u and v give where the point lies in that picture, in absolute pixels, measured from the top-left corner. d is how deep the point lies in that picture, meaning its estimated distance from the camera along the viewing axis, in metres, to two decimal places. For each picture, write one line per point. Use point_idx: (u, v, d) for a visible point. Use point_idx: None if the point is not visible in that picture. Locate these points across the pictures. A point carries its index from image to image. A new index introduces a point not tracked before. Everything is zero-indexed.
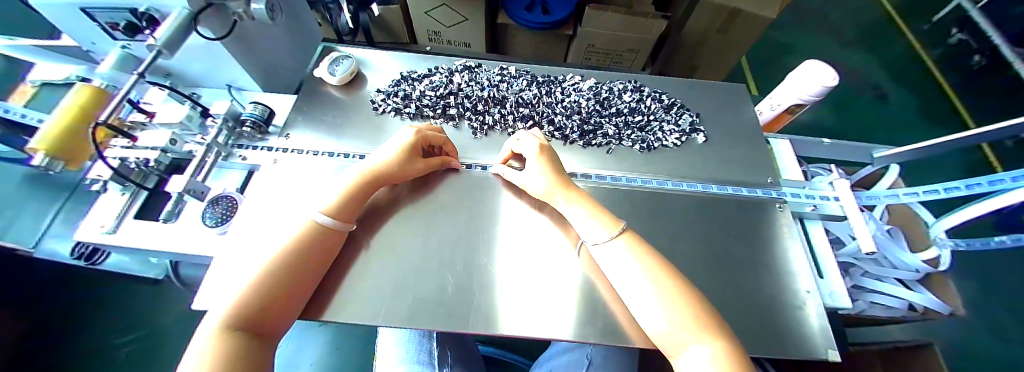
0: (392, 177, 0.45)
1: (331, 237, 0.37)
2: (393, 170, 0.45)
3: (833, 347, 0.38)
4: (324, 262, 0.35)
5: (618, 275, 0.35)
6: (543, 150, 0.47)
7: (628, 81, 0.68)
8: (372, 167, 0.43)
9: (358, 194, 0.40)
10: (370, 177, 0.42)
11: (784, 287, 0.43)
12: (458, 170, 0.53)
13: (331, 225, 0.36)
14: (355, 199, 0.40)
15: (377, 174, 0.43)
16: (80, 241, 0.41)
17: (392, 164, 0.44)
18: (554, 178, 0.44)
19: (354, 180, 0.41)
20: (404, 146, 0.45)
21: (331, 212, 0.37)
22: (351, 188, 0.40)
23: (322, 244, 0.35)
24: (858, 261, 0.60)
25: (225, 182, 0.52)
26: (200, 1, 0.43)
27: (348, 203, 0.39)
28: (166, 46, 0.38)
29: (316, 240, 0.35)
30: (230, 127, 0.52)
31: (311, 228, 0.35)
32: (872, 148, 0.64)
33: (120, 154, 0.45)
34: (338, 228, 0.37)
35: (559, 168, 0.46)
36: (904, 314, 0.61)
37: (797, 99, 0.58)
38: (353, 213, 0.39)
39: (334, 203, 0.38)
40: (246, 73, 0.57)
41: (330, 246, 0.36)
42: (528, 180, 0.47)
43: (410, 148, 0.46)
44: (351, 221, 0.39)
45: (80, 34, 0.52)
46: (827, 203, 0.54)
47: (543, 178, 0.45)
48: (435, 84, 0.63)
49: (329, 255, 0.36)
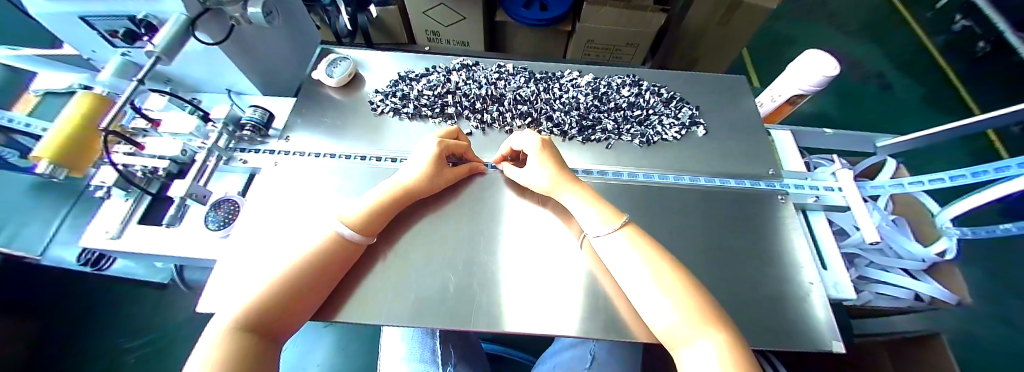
0: (420, 194, 0.45)
1: (350, 248, 0.37)
2: (418, 188, 0.44)
3: (837, 338, 0.38)
4: (340, 270, 0.36)
5: (620, 270, 0.35)
6: (545, 145, 0.47)
7: (627, 76, 0.67)
8: (405, 182, 0.44)
9: (384, 208, 0.40)
10: (401, 191, 0.43)
11: (789, 279, 0.43)
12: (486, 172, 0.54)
13: (352, 237, 0.36)
14: (381, 213, 0.40)
15: (408, 189, 0.44)
16: (85, 247, 0.42)
17: (415, 183, 0.44)
18: (557, 171, 0.45)
19: (383, 195, 0.41)
20: (431, 155, 0.46)
21: (356, 225, 0.37)
22: (377, 204, 0.40)
23: (338, 254, 0.35)
24: (863, 252, 0.60)
25: (225, 184, 0.52)
26: (198, 6, 0.43)
27: (374, 217, 0.39)
28: (165, 52, 0.39)
29: (334, 248, 0.35)
30: (230, 131, 0.52)
31: (333, 239, 0.35)
32: (875, 138, 0.63)
33: (125, 160, 0.46)
34: (357, 241, 0.37)
35: (562, 163, 0.46)
36: (910, 304, 0.60)
37: (798, 89, 0.57)
38: (376, 224, 0.39)
39: (360, 215, 0.38)
40: (245, 77, 0.57)
41: (347, 255, 0.36)
42: (527, 175, 0.47)
43: (439, 155, 0.46)
44: (372, 235, 0.39)
45: (80, 42, 0.52)
46: (829, 194, 0.53)
47: (544, 171, 0.45)
48: (433, 83, 0.62)
49: (345, 262, 0.36)
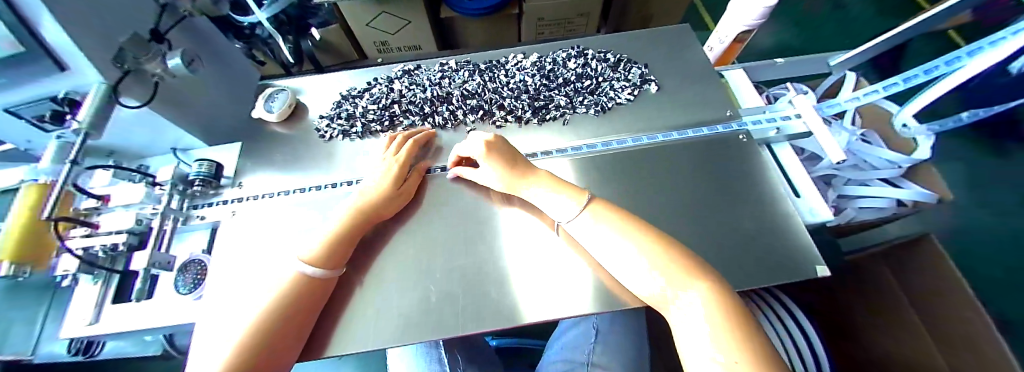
0: (389, 209, 0.45)
1: (316, 287, 0.36)
2: (377, 205, 0.43)
3: (820, 262, 0.39)
4: (314, 310, 0.35)
5: (599, 248, 0.34)
6: (491, 148, 0.45)
7: (572, 47, 0.66)
8: (365, 199, 0.43)
9: (345, 235, 0.39)
10: (364, 208, 0.42)
11: (762, 215, 0.44)
12: (433, 175, 0.52)
13: (314, 274, 0.35)
14: (342, 240, 0.39)
15: (371, 206, 0.43)
16: (67, 339, 0.41)
17: (377, 197, 0.43)
18: (507, 173, 0.44)
19: (345, 216, 0.40)
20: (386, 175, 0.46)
21: (315, 260, 0.36)
22: (338, 231, 0.39)
23: (305, 297, 0.34)
24: (837, 170, 0.60)
25: (189, 243, 0.51)
26: (115, 70, 0.41)
27: (334, 246, 0.38)
28: (91, 127, 0.37)
29: (301, 289, 0.34)
30: (180, 191, 0.50)
31: (297, 280, 0.34)
32: (827, 58, 0.63)
33: (81, 244, 0.44)
34: (323, 276, 0.36)
35: (511, 161, 0.44)
36: (895, 211, 0.61)
37: (742, 26, 0.57)
38: (340, 254, 0.38)
39: (318, 250, 0.37)
40: (180, 129, 0.55)
41: (316, 295, 0.35)
42: (484, 178, 0.47)
43: (399, 174, 0.46)
44: (338, 266, 0.38)
45: (10, 135, 0.49)
46: (790, 123, 0.53)
47: (496, 175, 0.45)
48: (377, 96, 0.60)
49: (317, 299, 0.36)
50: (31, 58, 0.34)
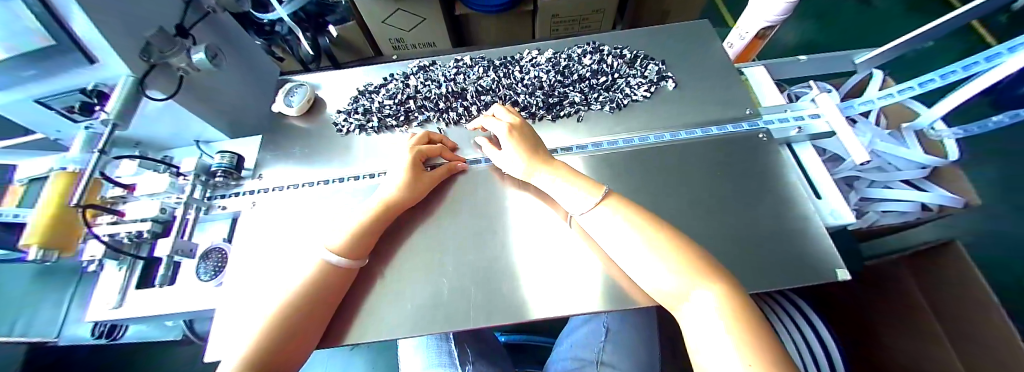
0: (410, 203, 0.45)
1: (338, 276, 0.36)
2: (400, 200, 0.44)
3: (842, 266, 0.38)
4: (334, 299, 0.36)
5: (614, 244, 0.34)
6: (514, 130, 0.47)
7: (587, 44, 0.65)
8: (387, 196, 0.43)
9: (369, 227, 0.39)
10: (385, 206, 0.42)
11: (783, 217, 0.43)
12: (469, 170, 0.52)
13: (339, 263, 0.36)
14: (367, 232, 0.39)
15: (391, 203, 0.43)
16: (92, 321, 0.43)
17: (397, 197, 0.43)
18: (529, 157, 0.44)
19: (368, 212, 0.41)
20: (407, 164, 0.46)
21: (341, 251, 0.37)
22: (361, 224, 0.39)
23: (326, 285, 0.35)
24: (860, 172, 0.59)
25: (211, 233, 0.52)
26: (142, 64, 0.42)
27: (359, 237, 0.38)
28: (119, 118, 0.39)
29: (323, 277, 0.35)
30: (203, 180, 0.52)
31: (322, 268, 0.35)
32: (853, 56, 0.61)
33: (108, 230, 0.46)
34: (346, 265, 0.37)
35: (534, 147, 0.46)
36: (919, 216, 0.59)
37: (764, 22, 0.55)
38: (364, 246, 0.39)
39: (344, 241, 0.37)
40: (209, 124, 0.57)
41: (338, 283, 0.36)
42: (505, 161, 0.47)
43: (416, 162, 0.46)
44: (361, 257, 0.39)
45: (40, 124, 0.51)
46: (812, 122, 0.52)
47: (518, 158, 0.45)
48: (393, 92, 0.61)
49: (338, 289, 0.36)
50: (61, 51, 0.36)
